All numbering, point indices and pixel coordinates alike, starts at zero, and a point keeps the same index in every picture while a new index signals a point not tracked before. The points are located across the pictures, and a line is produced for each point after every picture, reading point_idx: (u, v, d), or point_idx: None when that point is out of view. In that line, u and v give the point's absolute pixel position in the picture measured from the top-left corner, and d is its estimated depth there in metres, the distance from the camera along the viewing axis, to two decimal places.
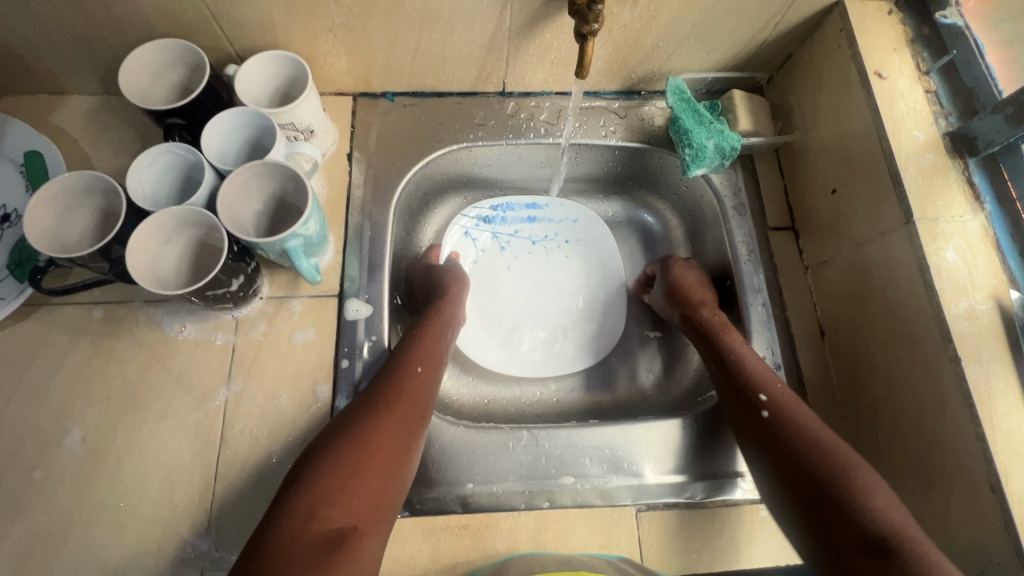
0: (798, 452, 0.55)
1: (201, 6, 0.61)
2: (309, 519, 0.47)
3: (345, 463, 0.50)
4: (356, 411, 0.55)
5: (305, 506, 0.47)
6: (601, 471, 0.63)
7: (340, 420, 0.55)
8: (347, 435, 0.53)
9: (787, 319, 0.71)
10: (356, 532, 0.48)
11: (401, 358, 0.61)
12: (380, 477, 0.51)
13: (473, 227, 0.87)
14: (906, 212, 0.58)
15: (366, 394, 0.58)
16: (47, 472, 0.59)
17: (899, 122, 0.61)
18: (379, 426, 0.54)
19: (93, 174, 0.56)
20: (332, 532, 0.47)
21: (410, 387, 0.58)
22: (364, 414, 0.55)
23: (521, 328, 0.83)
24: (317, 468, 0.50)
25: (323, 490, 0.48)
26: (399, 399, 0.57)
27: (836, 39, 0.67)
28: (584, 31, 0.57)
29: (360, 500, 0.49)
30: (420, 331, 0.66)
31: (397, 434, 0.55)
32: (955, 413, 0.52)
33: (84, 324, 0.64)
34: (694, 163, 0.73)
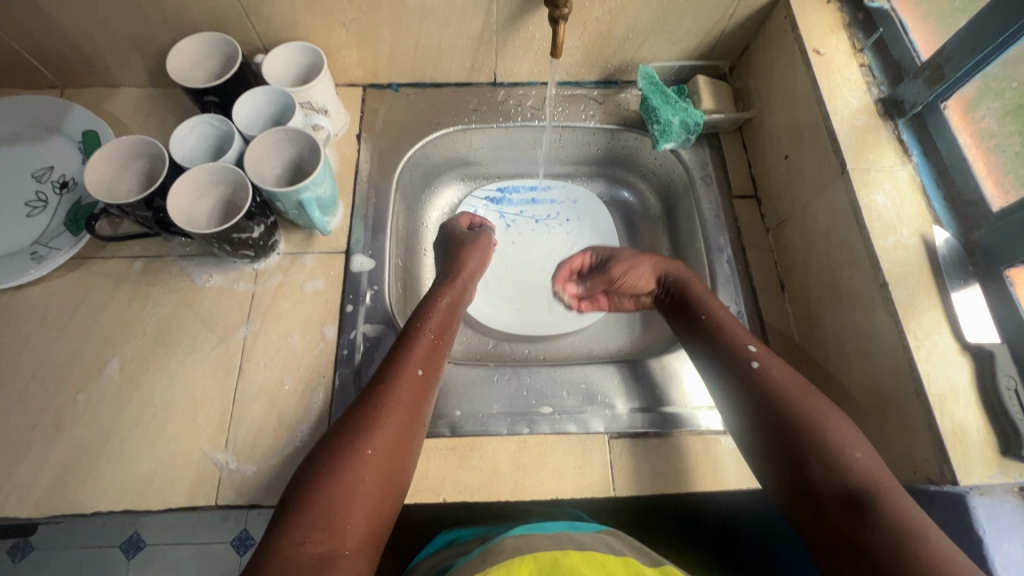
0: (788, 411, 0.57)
1: (238, 4, 0.73)
2: (302, 542, 0.50)
3: (338, 485, 0.53)
4: (352, 423, 0.58)
5: (298, 529, 0.50)
6: (577, 403, 0.70)
7: (336, 432, 0.58)
8: (343, 452, 0.56)
9: (750, 273, 0.78)
10: (346, 553, 0.51)
11: (403, 359, 0.64)
12: (374, 491, 0.55)
13: (483, 207, 0.96)
14: (842, 164, 0.66)
15: (363, 402, 0.60)
16: (88, 395, 0.67)
17: (835, 91, 0.69)
18: (375, 439, 0.57)
19: (143, 138, 0.67)
20: (323, 553, 0.50)
21: (405, 394, 0.61)
22: (358, 430, 0.57)
23: (522, 291, 0.91)
24: (312, 489, 0.53)
25: (313, 513, 0.51)
26: (394, 407, 0.60)
27: (782, 26, 0.76)
28: (556, 15, 0.67)
29: (354, 521, 0.52)
30: (420, 328, 0.69)
31: (392, 447, 0.58)
32: (888, 333, 0.58)
33: (126, 273, 0.74)
34: (663, 137, 0.82)
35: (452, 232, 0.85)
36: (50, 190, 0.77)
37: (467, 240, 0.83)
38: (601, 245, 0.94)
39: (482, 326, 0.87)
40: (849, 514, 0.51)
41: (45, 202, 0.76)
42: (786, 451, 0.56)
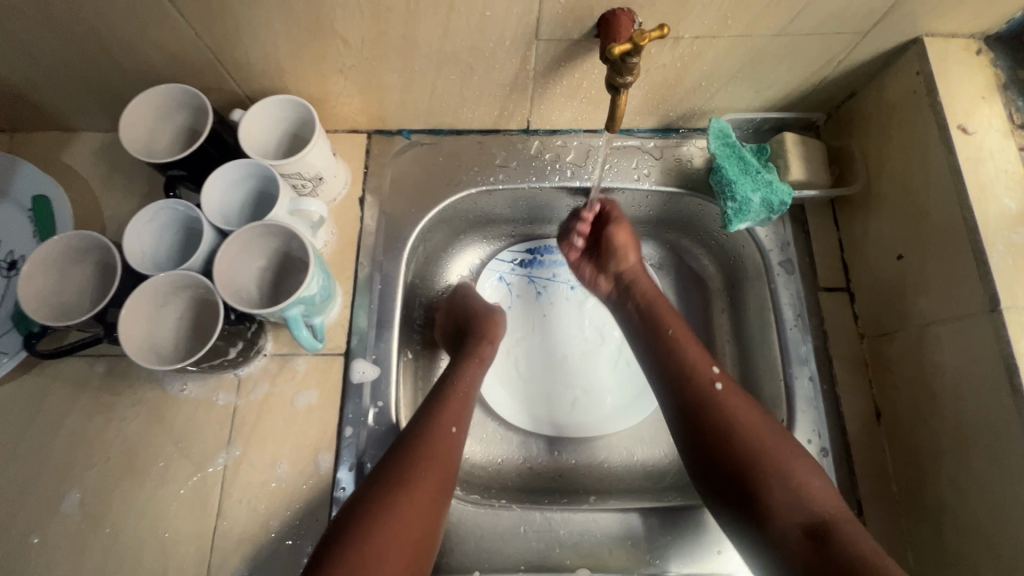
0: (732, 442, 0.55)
1: (205, 49, 0.57)
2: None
3: (370, 546, 0.48)
4: (382, 483, 0.52)
5: None
6: (620, 565, 0.58)
7: (366, 490, 0.52)
8: (374, 508, 0.50)
9: (837, 395, 0.63)
10: None
11: (433, 415, 0.58)
12: (402, 554, 0.49)
13: (509, 271, 0.81)
14: (992, 298, 0.51)
15: (393, 460, 0.54)
16: (44, 537, 0.57)
17: (985, 189, 0.53)
18: (410, 497, 0.52)
19: (85, 234, 0.55)
20: None
21: (439, 452, 0.55)
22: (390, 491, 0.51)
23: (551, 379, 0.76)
24: (342, 546, 0.48)
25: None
26: (429, 463, 0.54)
27: (911, 83, 0.59)
28: (617, 83, 0.50)
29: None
30: (452, 382, 0.63)
31: (424, 512, 0.52)
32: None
33: (86, 378, 0.62)
34: (738, 217, 0.65)
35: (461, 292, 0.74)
36: None
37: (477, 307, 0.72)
38: None
39: (506, 424, 0.74)
40: (808, 545, 0.49)
41: None
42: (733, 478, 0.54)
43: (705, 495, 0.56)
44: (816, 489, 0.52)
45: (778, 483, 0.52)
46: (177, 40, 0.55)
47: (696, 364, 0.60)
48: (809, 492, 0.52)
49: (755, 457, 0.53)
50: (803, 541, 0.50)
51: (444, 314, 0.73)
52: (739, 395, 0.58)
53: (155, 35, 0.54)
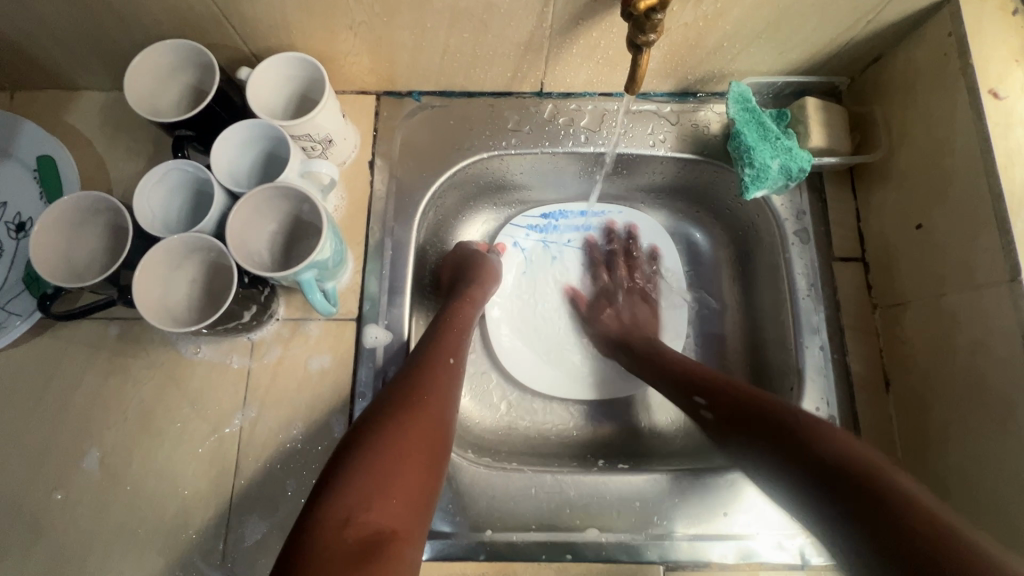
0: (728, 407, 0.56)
1: (210, 2, 0.55)
2: (346, 524, 0.42)
3: (381, 460, 0.46)
4: (386, 405, 0.51)
5: (342, 504, 0.43)
6: (629, 525, 0.60)
7: (368, 416, 0.50)
8: (381, 428, 0.48)
9: (847, 365, 0.63)
10: (395, 536, 0.43)
11: (432, 349, 0.57)
12: (418, 470, 0.47)
13: (524, 237, 0.80)
14: (1013, 268, 0.50)
15: (395, 389, 0.53)
16: (67, 493, 0.59)
17: (1015, 156, 0.52)
18: (416, 418, 0.50)
19: (96, 194, 0.54)
20: (369, 536, 0.42)
21: (440, 377, 0.54)
22: (395, 414, 0.50)
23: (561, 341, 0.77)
24: (352, 463, 0.46)
25: (357, 488, 0.44)
26: (431, 391, 0.53)
27: (941, 45, 0.57)
28: (639, 41, 0.49)
29: (399, 498, 0.45)
30: (449, 322, 0.62)
31: (432, 431, 0.50)
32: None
33: (101, 341, 0.63)
34: (755, 184, 0.64)
35: (464, 251, 0.72)
36: (5, 234, 0.64)
37: (482, 261, 0.70)
38: (661, 288, 0.78)
39: (516, 388, 0.75)
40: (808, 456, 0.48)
41: (0, 251, 0.63)
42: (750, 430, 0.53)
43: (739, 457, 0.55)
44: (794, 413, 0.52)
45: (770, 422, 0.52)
46: None
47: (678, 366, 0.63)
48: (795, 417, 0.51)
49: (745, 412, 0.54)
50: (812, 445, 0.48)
51: (449, 272, 0.71)
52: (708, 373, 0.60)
53: None
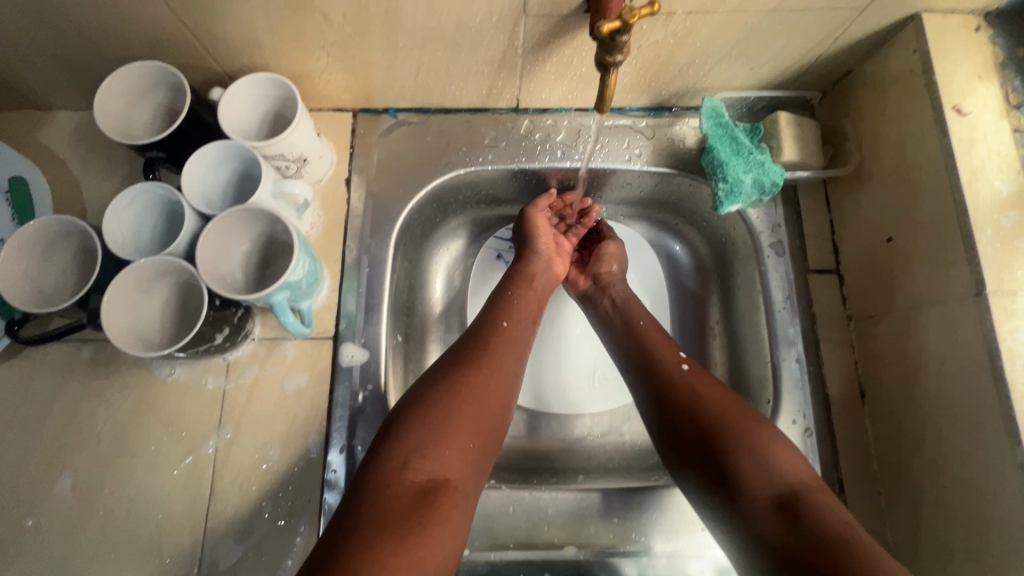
0: (692, 417, 0.55)
1: (180, 25, 0.55)
2: (403, 467, 0.46)
3: (435, 414, 0.49)
4: (450, 365, 0.54)
5: (402, 451, 0.47)
6: (608, 542, 0.60)
7: (434, 371, 0.54)
8: (445, 384, 0.52)
9: (823, 377, 0.64)
10: (448, 484, 0.47)
11: (490, 315, 0.61)
12: (474, 427, 0.50)
13: (507, 250, 0.79)
14: (978, 282, 0.51)
15: (457, 350, 0.57)
16: (38, 520, 0.58)
17: (978, 171, 0.53)
18: (479, 375, 0.54)
19: (67, 218, 0.54)
20: (424, 483, 0.46)
21: (498, 341, 0.58)
22: (458, 370, 0.54)
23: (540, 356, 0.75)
24: (413, 412, 0.50)
25: (418, 433, 0.48)
26: (493, 351, 0.57)
27: (908, 61, 0.57)
28: (606, 62, 0.49)
29: (454, 452, 0.48)
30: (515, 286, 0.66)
31: (492, 391, 0.53)
32: (1019, 513, 0.47)
33: (73, 364, 0.62)
34: (729, 198, 0.64)
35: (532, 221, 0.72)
36: None
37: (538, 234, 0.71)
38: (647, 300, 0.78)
39: None
40: (778, 516, 0.48)
41: None
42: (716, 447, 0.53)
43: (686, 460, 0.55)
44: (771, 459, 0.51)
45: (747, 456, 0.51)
46: (151, 16, 0.53)
47: (662, 351, 0.62)
48: (770, 458, 0.51)
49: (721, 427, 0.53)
50: (770, 507, 0.48)
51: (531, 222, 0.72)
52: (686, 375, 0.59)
53: (126, 8, 0.52)
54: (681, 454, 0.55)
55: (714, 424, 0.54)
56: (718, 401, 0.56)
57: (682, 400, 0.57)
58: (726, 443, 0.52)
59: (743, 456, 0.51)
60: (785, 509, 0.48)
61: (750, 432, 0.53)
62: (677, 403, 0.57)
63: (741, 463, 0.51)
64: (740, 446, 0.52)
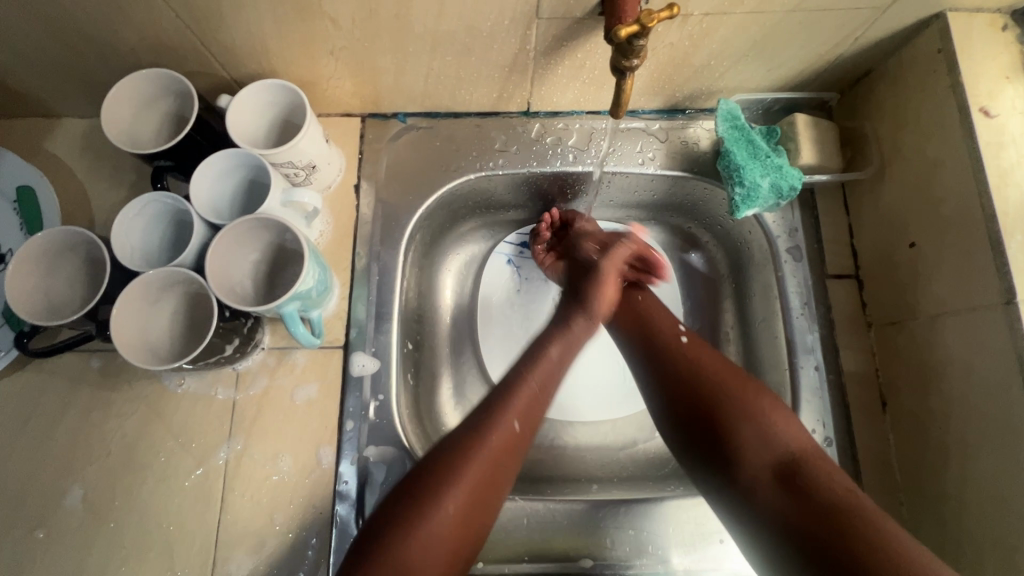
0: (694, 387, 0.58)
1: (187, 31, 0.54)
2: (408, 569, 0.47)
3: (413, 542, 0.48)
4: (441, 472, 0.51)
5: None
6: (624, 554, 0.59)
7: (424, 471, 0.52)
8: (428, 505, 0.49)
9: (843, 385, 0.62)
10: None
11: (497, 407, 0.56)
12: (450, 543, 0.49)
13: (517, 255, 0.79)
14: (1008, 290, 0.49)
15: (453, 451, 0.52)
16: (49, 532, 0.58)
17: (1006, 175, 0.51)
18: (462, 495, 0.50)
19: (73, 229, 0.53)
20: None
21: (500, 448, 0.53)
22: (447, 486, 0.50)
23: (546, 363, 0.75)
24: (393, 531, 0.48)
25: (424, 532, 0.48)
26: (488, 460, 0.52)
27: (932, 61, 0.56)
28: (622, 66, 0.48)
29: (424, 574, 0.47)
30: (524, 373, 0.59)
31: (476, 507, 0.51)
32: None
33: (83, 374, 0.61)
34: (746, 203, 0.63)
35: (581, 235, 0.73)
36: None
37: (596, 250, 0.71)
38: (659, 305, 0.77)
39: None
40: (776, 486, 0.52)
41: None
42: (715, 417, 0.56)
43: (681, 427, 0.58)
44: (770, 430, 0.54)
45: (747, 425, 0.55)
46: (158, 23, 0.52)
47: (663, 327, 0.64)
48: (770, 429, 0.54)
49: (721, 397, 0.57)
50: (770, 478, 0.52)
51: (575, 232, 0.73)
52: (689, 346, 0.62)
53: (133, 15, 0.51)
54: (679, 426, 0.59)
55: (717, 395, 0.57)
56: (719, 375, 0.58)
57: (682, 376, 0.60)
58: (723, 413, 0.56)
59: (742, 425, 0.55)
60: (785, 477, 0.52)
61: (750, 406, 0.56)
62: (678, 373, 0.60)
63: (741, 431, 0.55)
64: (740, 420, 0.55)
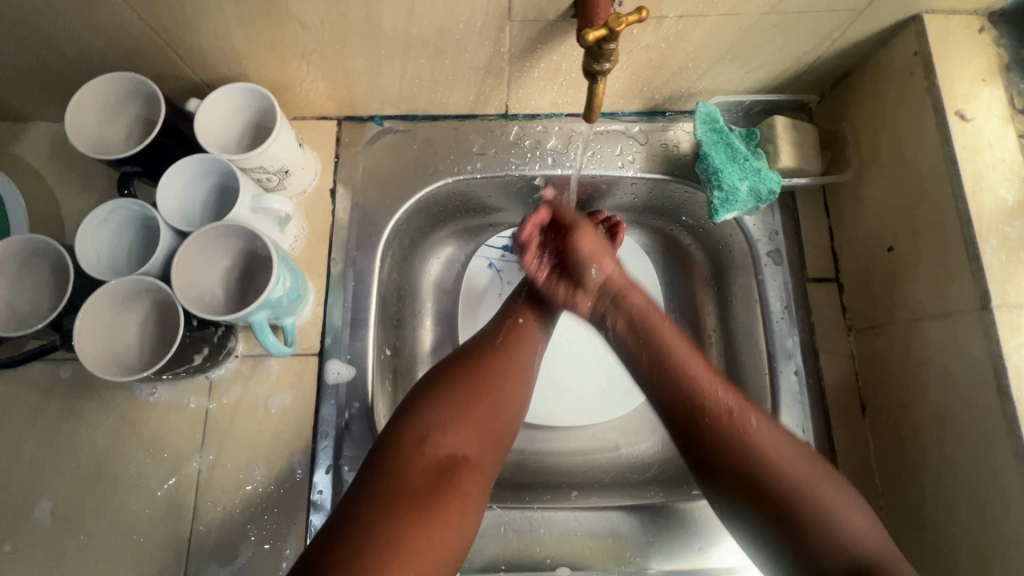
0: (750, 477, 0.49)
1: (153, 34, 0.53)
2: (423, 441, 0.50)
3: (457, 394, 0.53)
4: (473, 346, 0.58)
5: (426, 422, 0.51)
6: (601, 563, 0.58)
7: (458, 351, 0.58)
8: (463, 364, 0.56)
9: (822, 390, 0.62)
10: (465, 462, 0.50)
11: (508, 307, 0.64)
12: (489, 409, 0.53)
13: (498, 258, 0.78)
14: (983, 294, 0.49)
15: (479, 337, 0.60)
16: (16, 546, 0.57)
17: (981, 179, 0.51)
18: (491, 364, 0.56)
19: (36, 237, 0.52)
20: (442, 457, 0.49)
21: (518, 332, 0.60)
22: (479, 352, 0.57)
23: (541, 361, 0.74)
24: (436, 385, 0.54)
25: (435, 412, 0.51)
26: (509, 342, 0.59)
27: (908, 64, 0.55)
28: (594, 70, 0.47)
29: (468, 430, 0.52)
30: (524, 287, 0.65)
31: (502, 391, 0.55)
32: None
33: (52, 385, 0.60)
34: (725, 207, 0.62)
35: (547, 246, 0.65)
36: None
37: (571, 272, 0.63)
38: None
39: None
40: None
41: None
42: (774, 507, 0.48)
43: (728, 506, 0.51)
44: (844, 528, 0.46)
45: (818, 521, 0.46)
46: (121, 27, 0.51)
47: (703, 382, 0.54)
48: (846, 526, 0.46)
49: (788, 492, 0.47)
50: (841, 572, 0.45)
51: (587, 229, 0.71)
52: (758, 424, 0.51)
53: (96, 18, 0.50)
54: (740, 506, 0.50)
55: (777, 488, 0.48)
56: (783, 473, 0.48)
57: (735, 447, 0.50)
58: (783, 509, 0.47)
59: (809, 519, 0.46)
60: None
61: (820, 493, 0.47)
62: (722, 447, 0.50)
63: (807, 532, 0.46)
64: (811, 518, 0.46)
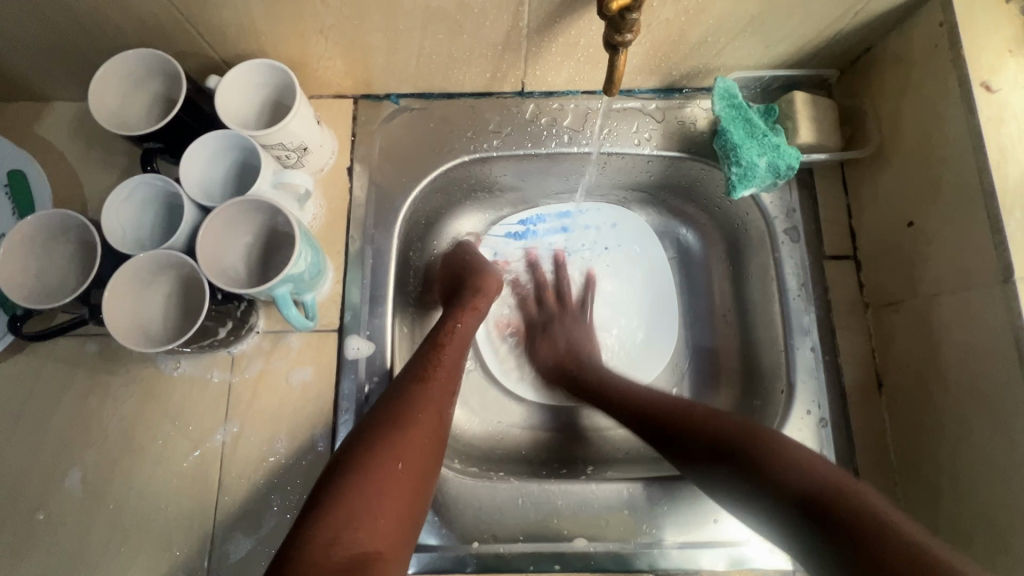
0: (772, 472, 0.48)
1: (173, 10, 0.53)
2: (331, 543, 0.41)
3: (369, 484, 0.45)
4: (387, 414, 0.51)
5: (332, 521, 0.42)
6: (617, 534, 0.59)
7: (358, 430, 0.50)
8: (373, 445, 0.48)
9: (839, 366, 0.62)
10: (381, 558, 0.43)
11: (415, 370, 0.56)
12: (408, 491, 0.47)
13: (503, 245, 0.80)
14: (1006, 267, 0.48)
15: (386, 405, 0.52)
16: (49, 514, 0.58)
17: (1008, 152, 0.50)
18: (406, 439, 0.49)
19: (61, 211, 0.53)
20: (355, 556, 0.41)
21: (432, 398, 0.53)
22: (390, 428, 0.49)
23: (541, 334, 0.77)
24: (340, 476, 0.45)
25: (343, 509, 0.43)
26: (422, 413, 0.51)
27: (933, 36, 0.55)
28: (615, 42, 0.47)
29: (385, 521, 0.44)
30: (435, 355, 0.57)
31: (416, 474, 0.48)
32: None
33: (79, 359, 0.62)
34: (742, 183, 0.62)
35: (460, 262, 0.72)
36: None
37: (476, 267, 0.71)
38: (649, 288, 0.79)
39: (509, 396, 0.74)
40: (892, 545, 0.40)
41: None
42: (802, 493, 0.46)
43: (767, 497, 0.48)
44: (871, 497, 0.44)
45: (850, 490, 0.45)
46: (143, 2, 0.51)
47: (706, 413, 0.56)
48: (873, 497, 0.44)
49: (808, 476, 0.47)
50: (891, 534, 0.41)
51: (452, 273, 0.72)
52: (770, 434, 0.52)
53: None
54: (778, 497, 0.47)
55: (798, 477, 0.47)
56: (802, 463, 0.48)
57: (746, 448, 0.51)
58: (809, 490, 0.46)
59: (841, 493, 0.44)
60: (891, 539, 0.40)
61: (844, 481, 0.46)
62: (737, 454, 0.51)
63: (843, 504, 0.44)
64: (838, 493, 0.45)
